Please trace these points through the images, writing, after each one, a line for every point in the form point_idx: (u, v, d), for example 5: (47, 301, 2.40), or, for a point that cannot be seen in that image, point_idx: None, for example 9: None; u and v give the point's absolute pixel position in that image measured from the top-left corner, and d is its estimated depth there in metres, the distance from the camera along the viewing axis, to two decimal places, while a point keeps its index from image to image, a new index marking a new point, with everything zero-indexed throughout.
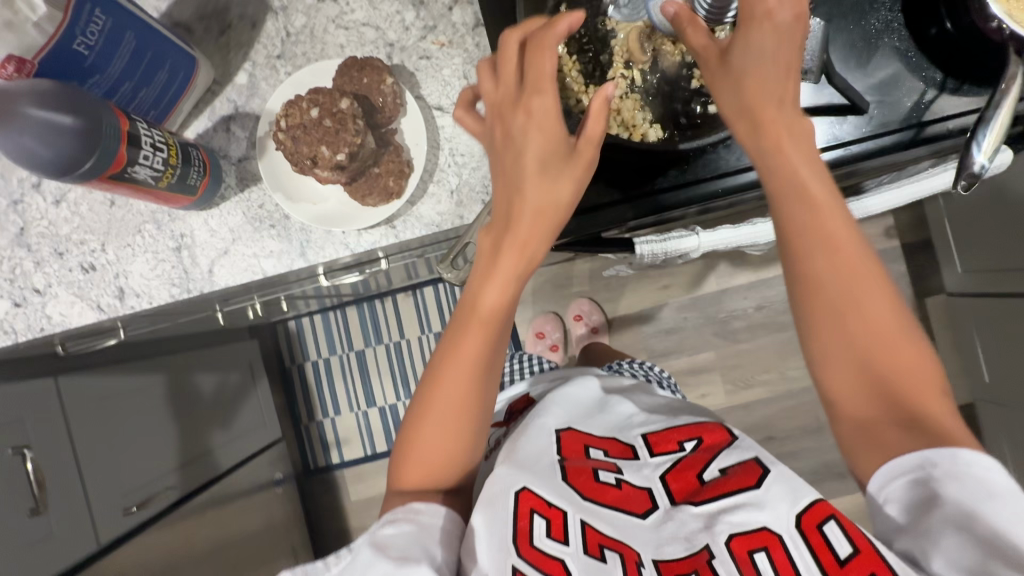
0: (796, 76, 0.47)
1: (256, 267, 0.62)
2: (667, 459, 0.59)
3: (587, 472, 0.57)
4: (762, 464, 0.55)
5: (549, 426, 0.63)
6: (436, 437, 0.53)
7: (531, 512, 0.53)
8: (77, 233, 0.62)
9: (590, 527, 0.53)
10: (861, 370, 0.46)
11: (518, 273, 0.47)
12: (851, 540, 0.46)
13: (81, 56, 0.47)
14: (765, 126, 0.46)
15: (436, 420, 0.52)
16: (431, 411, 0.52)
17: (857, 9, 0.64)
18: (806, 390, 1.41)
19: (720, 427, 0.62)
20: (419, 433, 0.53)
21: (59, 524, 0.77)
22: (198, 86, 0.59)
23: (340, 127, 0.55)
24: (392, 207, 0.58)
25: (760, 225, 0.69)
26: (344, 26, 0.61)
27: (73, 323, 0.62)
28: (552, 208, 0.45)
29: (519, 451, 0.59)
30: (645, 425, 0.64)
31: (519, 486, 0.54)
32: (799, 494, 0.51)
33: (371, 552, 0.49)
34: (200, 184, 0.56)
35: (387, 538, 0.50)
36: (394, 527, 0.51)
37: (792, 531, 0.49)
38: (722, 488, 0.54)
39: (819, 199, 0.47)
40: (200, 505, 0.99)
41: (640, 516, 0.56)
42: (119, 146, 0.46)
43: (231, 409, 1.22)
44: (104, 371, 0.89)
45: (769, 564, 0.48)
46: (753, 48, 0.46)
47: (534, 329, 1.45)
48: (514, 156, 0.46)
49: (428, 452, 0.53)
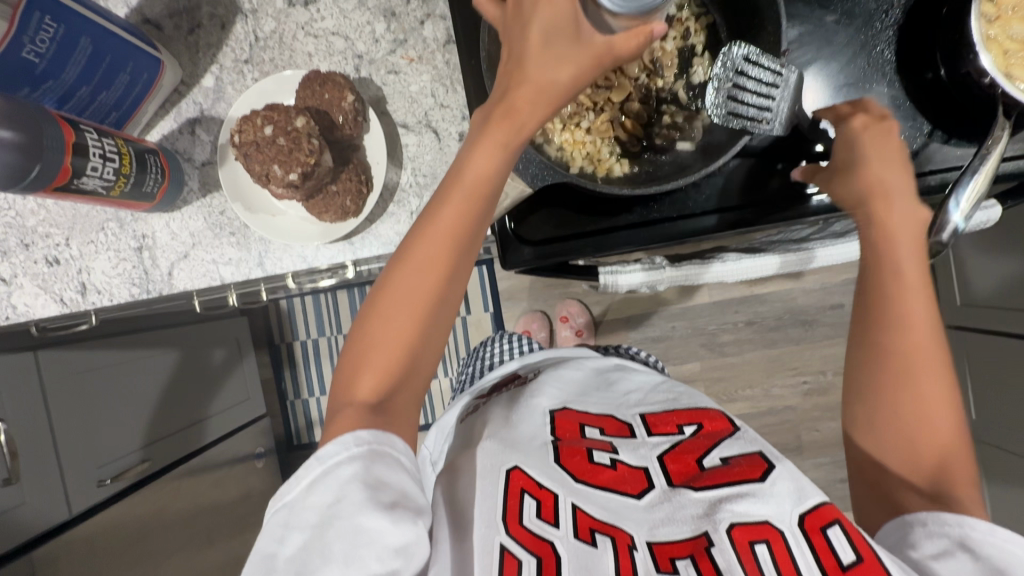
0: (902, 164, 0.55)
1: (214, 273, 0.62)
2: (666, 440, 0.58)
3: (581, 453, 0.57)
4: (767, 458, 0.54)
5: (541, 407, 0.63)
6: (392, 327, 0.48)
7: (521, 492, 0.52)
8: (43, 226, 0.62)
9: (581, 510, 0.52)
10: (913, 451, 0.50)
11: (508, 146, 0.46)
12: (856, 548, 0.45)
13: (31, 63, 0.47)
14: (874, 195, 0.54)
15: (395, 311, 0.48)
16: (394, 295, 0.48)
17: (848, 49, 0.60)
18: (787, 408, 1.40)
19: (721, 417, 0.61)
20: (375, 318, 0.48)
21: (31, 493, 0.77)
22: (164, 88, 0.59)
23: (294, 146, 0.54)
24: (348, 225, 0.58)
25: (730, 264, 0.70)
26: (313, 34, 0.60)
27: (37, 314, 0.64)
28: (551, 89, 0.44)
29: (513, 431, 0.60)
30: (643, 405, 0.63)
31: (510, 465, 0.55)
32: (805, 494, 0.51)
33: (363, 495, 0.42)
34: (157, 190, 0.56)
35: (381, 477, 0.43)
36: (387, 466, 0.44)
37: (795, 530, 0.48)
38: (723, 477, 0.53)
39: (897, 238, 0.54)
40: (175, 479, 1.02)
41: (636, 496, 0.54)
42: (63, 158, 0.46)
43: (217, 384, 1.24)
44: (85, 346, 0.90)
45: (769, 556, 0.47)
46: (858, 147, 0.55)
47: (521, 327, 1.41)
48: (526, 25, 0.43)
49: (386, 342, 0.48)
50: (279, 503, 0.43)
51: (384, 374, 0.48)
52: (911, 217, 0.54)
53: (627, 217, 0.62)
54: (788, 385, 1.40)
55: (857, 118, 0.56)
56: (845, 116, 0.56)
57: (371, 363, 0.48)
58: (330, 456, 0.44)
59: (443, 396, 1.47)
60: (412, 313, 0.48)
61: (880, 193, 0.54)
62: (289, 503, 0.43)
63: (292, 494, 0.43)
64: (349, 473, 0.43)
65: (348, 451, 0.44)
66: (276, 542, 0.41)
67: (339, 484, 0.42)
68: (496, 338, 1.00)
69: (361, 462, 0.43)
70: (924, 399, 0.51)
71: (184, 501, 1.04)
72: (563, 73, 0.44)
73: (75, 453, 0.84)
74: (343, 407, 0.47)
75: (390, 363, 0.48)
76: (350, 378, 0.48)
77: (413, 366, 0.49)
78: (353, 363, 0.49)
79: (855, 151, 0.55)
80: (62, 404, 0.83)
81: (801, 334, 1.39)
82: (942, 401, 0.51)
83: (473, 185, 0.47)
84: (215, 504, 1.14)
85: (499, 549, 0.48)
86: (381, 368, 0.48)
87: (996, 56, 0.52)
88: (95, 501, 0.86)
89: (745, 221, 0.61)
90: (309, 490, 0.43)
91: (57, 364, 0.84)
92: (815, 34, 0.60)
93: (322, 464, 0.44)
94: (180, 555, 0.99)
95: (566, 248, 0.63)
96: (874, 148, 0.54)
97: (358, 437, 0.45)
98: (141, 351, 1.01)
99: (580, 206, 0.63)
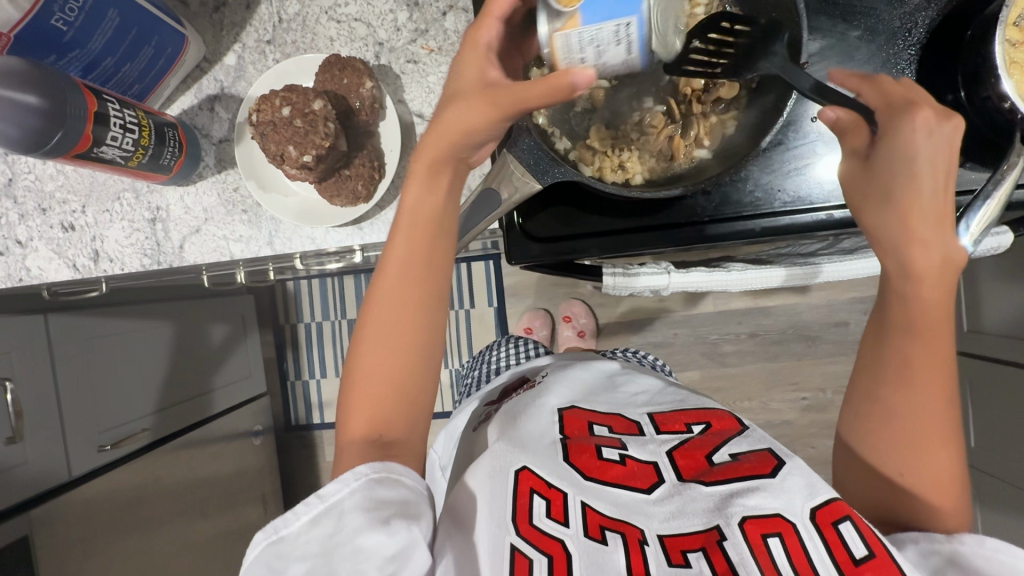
0: (943, 193, 0.44)
1: (224, 249, 0.63)
2: (675, 438, 0.59)
3: (590, 451, 0.57)
4: (777, 456, 0.54)
5: (551, 406, 0.64)
6: (373, 363, 0.48)
7: (531, 492, 0.53)
8: (60, 192, 0.64)
9: (591, 509, 0.52)
10: (894, 490, 0.48)
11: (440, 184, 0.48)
12: (869, 543, 0.44)
13: (60, 32, 0.47)
14: (909, 241, 0.44)
15: (372, 347, 0.48)
16: (370, 334, 0.48)
17: (869, 64, 0.60)
18: (784, 422, 1.40)
19: (731, 418, 0.62)
20: (358, 357, 0.49)
21: (32, 453, 0.79)
22: (187, 63, 0.59)
23: (310, 128, 0.54)
24: (358, 211, 0.59)
25: (734, 273, 0.70)
26: (336, 19, 0.60)
27: (50, 278, 0.65)
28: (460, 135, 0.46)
29: (520, 430, 0.60)
30: (651, 405, 0.64)
31: (519, 466, 0.55)
32: (817, 488, 0.49)
33: (363, 518, 0.43)
34: (174, 163, 0.57)
35: (382, 500, 0.44)
36: (389, 490, 0.45)
37: (807, 523, 0.47)
38: (733, 472, 0.53)
39: (927, 279, 0.45)
40: (174, 450, 1.04)
41: (645, 491, 0.54)
42: (85, 126, 0.47)
43: (221, 358, 1.25)
44: (95, 313, 0.91)
45: (782, 549, 0.46)
46: (902, 157, 0.44)
47: (523, 324, 1.41)
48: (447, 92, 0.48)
49: (375, 378, 0.48)
50: (277, 537, 0.43)
51: (378, 409, 0.48)
52: (940, 253, 0.44)
53: (632, 220, 0.62)
54: (787, 400, 1.40)
55: (926, 114, 0.44)
56: (903, 107, 0.45)
57: (364, 399, 0.48)
58: (331, 494, 0.44)
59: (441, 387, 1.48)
60: (394, 346, 0.48)
61: (914, 212, 0.44)
62: (288, 537, 0.43)
63: (291, 529, 0.43)
64: (350, 506, 0.43)
65: (348, 487, 0.44)
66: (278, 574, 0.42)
67: (339, 513, 0.43)
68: (502, 342, 1.01)
69: (362, 493, 0.43)
70: (924, 432, 0.47)
71: (181, 472, 1.06)
72: (473, 119, 0.45)
73: (77, 417, 0.86)
74: (346, 440, 0.48)
75: (377, 398, 0.48)
76: (347, 415, 0.49)
77: (408, 399, 0.49)
78: (345, 402, 0.49)
79: (900, 167, 0.44)
80: (68, 368, 0.85)
81: (805, 350, 1.38)
82: (941, 419, 0.47)
83: (416, 222, 0.48)
84: (210, 478, 1.15)
85: (511, 549, 0.48)
86: (369, 401, 0.48)
87: (1018, 81, 0.52)
88: (93, 466, 0.88)
89: (752, 234, 0.61)
90: (310, 527, 0.43)
91: (65, 329, 0.85)
92: (836, 49, 0.60)
93: (324, 502, 0.43)
94: (170, 525, 1.01)
95: (575, 248, 0.63)
96: (931, 160, 0.44)
97: (357, 473, 0.44)
98: (148, 321, 1.02)
99: (588, 205, 0.63)
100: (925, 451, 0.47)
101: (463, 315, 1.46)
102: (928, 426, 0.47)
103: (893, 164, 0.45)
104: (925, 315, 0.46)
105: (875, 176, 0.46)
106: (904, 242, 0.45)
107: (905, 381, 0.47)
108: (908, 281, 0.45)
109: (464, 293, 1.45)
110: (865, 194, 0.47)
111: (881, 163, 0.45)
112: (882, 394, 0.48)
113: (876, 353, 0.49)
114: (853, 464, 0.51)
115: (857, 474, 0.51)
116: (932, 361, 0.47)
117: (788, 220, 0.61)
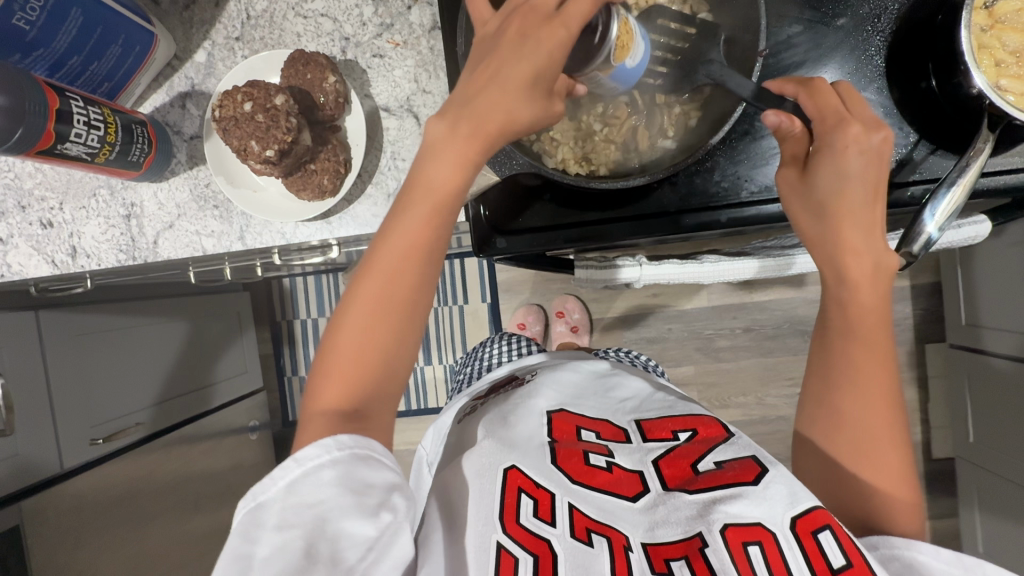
0: (879, 201, 0.49)
1: (197, 244, 0.64)
2: (661, 446, 0.57)
3: (578, 455, 0.56)
4: (760, 463, 0.52)
5: (541, 407, 0.62)
6: (363, 336, 0.46)
7: (518, 490, 0.52)
8: (39, 189, 0.65)
9: (577, 510, 0.51)
10: (853, 489, 0.49)
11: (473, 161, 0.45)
12: (845, 552, 0.43)
13: (22, 31, 0.48)
14: (841, 248, 0.49)
15: (363, 322, 0.46)
16: (363, 306, 0.46)
17: (840, 51, 0.59)
18: (780, 418, 1.39)
19: (716, 422, 0.58)
20: (347, 329, 0.46)
21: (23, 445, 0.81)
22: (158, 60, 0.60)
23: (272, 123, 0.54)
24: (325, 205, 0.59)
25: (707, 265, 0.73)
26: (302, 14, 0.61)
27: (30, 274, 0.66)
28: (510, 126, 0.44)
29: (511, 430, 0.59)
30: (638, 411, 0.62)
31: (506, 465, 0.54)
32: (798, 497, 0.47)
33: (346, 497, 0.41)
34: (144, 159, 0.58)
35: (366, 479, 0.42)
36: (371, 468, 0.43)
37: (787, 532, 0.46)
38: (718, 480, 0.52)
39: (860, 284, 0.49)
40: (168, 444, 1.05)
41: (631, 499, 0.53)
42: (46, 123, 0.48)
43: (217, 353, 1.27)
44: (86, 310, 0.92)
45: (762, 560, 0.45)
46: (836, 167, 0.49)
47: (515, 320, 1.41)
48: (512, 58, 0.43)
49: (355, 349, 0.46)
50: (254, 504, 0.41)
51: (357, 382, 0.46)
52: (872, 258, 0.49)
53: (599, 212, 0.62)
54: (783, 396, 1.39)
55: (857, 127, 0.48)
56: (838, 119, 0.49)
57: (341, 367, 0.46)
58: (310, 459, 0.42)
59: (435, 383, 1.49)
60: (384, 320, 0.46)
61: (846, 222, 0.49)
62: (263, 504, 0.41)
63: (268, 496, 0.41)
64: (332, 477, 0.41)
65: (330, 456, 0.42)
66: (251, 543, 0.39)
67: (322, 486, 0.41)
68: (495, 342, 1.01)
69: (344, 467, 0.42)
70: (876, 434, 0.49)
71: (175, 466, 1.07)
72: (523, 112, 0.44)
73: (70, 413, 0.87)
74: (313, 409, 0.46)
75: (362, 371, 0.46)
76: (319, 382, 0.46)
77: (387, 373, 0.47)
78: (321, 370, 0.46)
79: (836, 171, 0.49)
80: (58, 362, 0.86)
81: (801, 344, 1.37)
82: (889, 425, 0.49)
83: (439, 203, 0.46)
84: (206, 472, 1.17)
85: (496, 547, 0.48)
86: (352, 372, 0.46)
87: (985, 67, 0.52)
88: (86, 459, 0.90)
89: (717, 224, 0.61)
90: (287, 495, 0.41)
91: (56, 325, 0.86)
92: (806, 38, 0.59)
93: (301, 467, 0.42)
94: (161, 519, 1.02)
95: (546, 239, 0.63)
96: (861, 172, 0.49)
97: (340, 442, 0.43)
98: (140, 317, 1.03)
99: (558, 198, 0.63)
100: (870, 453, 0.49)
101: (456, 311, 1.46)
102: (877, 428, 0.49)
103: (826, 176, 0.50)
104: (859, 318, 0.50)
105: (812, 180, 0.50)
106: (837, 247, 0.50)
107: (853, 378, 0.50)
108: (845, 287, 0.50)
109: (456, 289, 1.46)
110: (801, 205, 0.52)
111: (812, 171, 0.50)
112: (842, 393, 0.51)
113: (819, 353, 0.53)
114: (814, 466, 0.53)
115: (812, 476, 0.53)
116: (870, 354, 0.50)
117: (754, 211, 0.61)
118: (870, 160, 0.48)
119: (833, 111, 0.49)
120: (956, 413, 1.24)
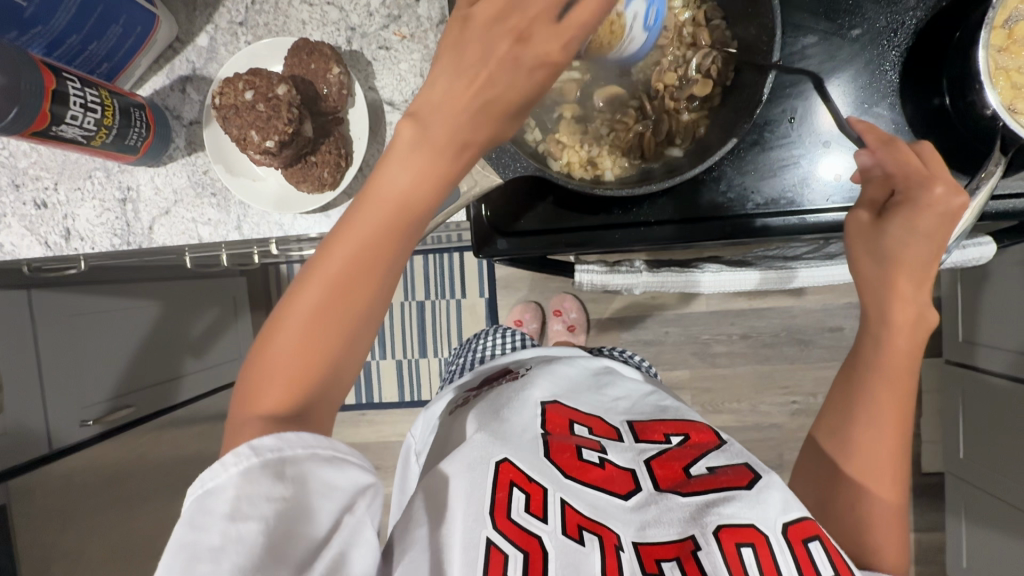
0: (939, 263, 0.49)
1: (194, 232, 0.64)
2: (653, 447, 0.57)
3: (570, 450, 0.55)
4: (754, 469, 0.52)
5: (534, 399, 0.61)
6: (303, 335, 0.38)
7: (510, 485, 0.51)
8: (33, 169, 0.63)
9: (570, 507, 0.50)
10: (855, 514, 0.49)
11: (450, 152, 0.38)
12: (835, 565, 0.44)
13: (19, 7, 0.47)
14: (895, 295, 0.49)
15: (305, 317, 0.38)
16: (305, 297, 0.38)
17: (854, 65, 0.58)
18: (774, 426, 1.39)
19: (709, 428, 0.59)
20: (286, 326, 0.38)
21: (13, 425, 0.79)
22: (158, 43, 0.59)
23: (272, 113, 0.54)
24: (325, 198, 0.58)
25: (707, 274, 0.72)
26: (308, 2, 0.60)
27: (22, 255, 0.65)
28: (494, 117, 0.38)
29: (503, 423, 0.58)
30: (631, 412, 0.62)
31: (499, 458, 0.53)
32: (791, 504, 0.48)
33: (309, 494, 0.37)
34: (141, 144, 0.57)
35: (331, 480, 0.38)
36: (338, 470, 0.39)
37: (779, 537, 0.46)
38: (711, 484, 0.51)
39: (901, 331, 0.49)
40: (158, 426, 1.05)
41: (623, 496, 0.52)
42: (41, 104, 0.47)
43: (213, 337, 1.26)
44: (80, 291, 0.90)
45: (754, 562, 0.45)
46: (912, 223, 0.48)
47: (511, 317, 1.40)
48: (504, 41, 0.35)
49: (300, 348, 0.39)
50: (203, 491, 0.35)
51: (297, 387, 0.39)
52: (917, 306, 0.49)
53: (602, 218, 0.62)
54: (776, 404, 1.39)
55: (941, 188, 0.48)
56: (922, 179, 0.48)
57: (286, 369, 0.38)
58: (271, 449, 0.36)
59: (430, 376, 1.48)
60: (329, 314, 0.39)
61: (902, 276, 0.48)
62: (213, 490, 0.35)
63: (218, 482, 0.35)
64: (296, 472, 0.36)
65: (295, 449, 0.37)
66: (202, 533, 0.34)
67: (282, 481, 0.36)
68: (490, 335, 1.00)
69: (309, 465, 0.37)
70: (886, 461, 0.49)
71: (165, 449, 1.07)
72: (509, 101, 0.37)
73: (59, 394, 0.86)
74: (249, 412, 0.38)
75: (301, 375, 0.39)
76: (263, 380, 0.39)
77: (331, 376, 0.40)
78: (256, 369, 0.39)
79: (908, 231, 0.48)
80: (49, 343, 0.85)
81: (796, 353, 1.36)
82: (896, 461, 0.49)
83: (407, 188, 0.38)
84: (194, 456, 1.17)
85: (486, 543, 0.47)
86: (292, 375, 0.38)
87: (1001, 89, 0.51)
88: (74, 440, 0.89)
89: (720, 233, 0.60)
90: (244, 485, 0.35)
91: (49, 305, 0.85)
92: (820, 48, 0.58)
93: (259, 457, 0.36)
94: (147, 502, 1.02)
95: (548, 241, 0.62)
96: (931, 229, 0.48)
97: (303, 439, 0.37)
98: (138, 299, 1.02)
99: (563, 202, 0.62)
100: (875, 476, 0.49)
101: (454, 304, 1.45)
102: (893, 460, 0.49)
103: (898, 226, 0.48)
104: (892, 366, 0.49)
105: (883, 231, 0.49)
106: (890, 295, 0.49)
107: (881, 416, 0.49)
108: (885, 328, 0.49)
109: (454, 282, 1.45)
110: (865, 250, 0.50)
111: (888, 220, 0.49)
112: (859, 423, 0.50)
113: (850, 396, 0.51)
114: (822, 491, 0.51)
115: (815, 496, 0.52)
116: (898, 396, 0.50)
117: (759, 223, 0.60)
118: (943, 224, 0.48)
119: (916, 170, 0.49)
120: (947, 428, 1.24)
